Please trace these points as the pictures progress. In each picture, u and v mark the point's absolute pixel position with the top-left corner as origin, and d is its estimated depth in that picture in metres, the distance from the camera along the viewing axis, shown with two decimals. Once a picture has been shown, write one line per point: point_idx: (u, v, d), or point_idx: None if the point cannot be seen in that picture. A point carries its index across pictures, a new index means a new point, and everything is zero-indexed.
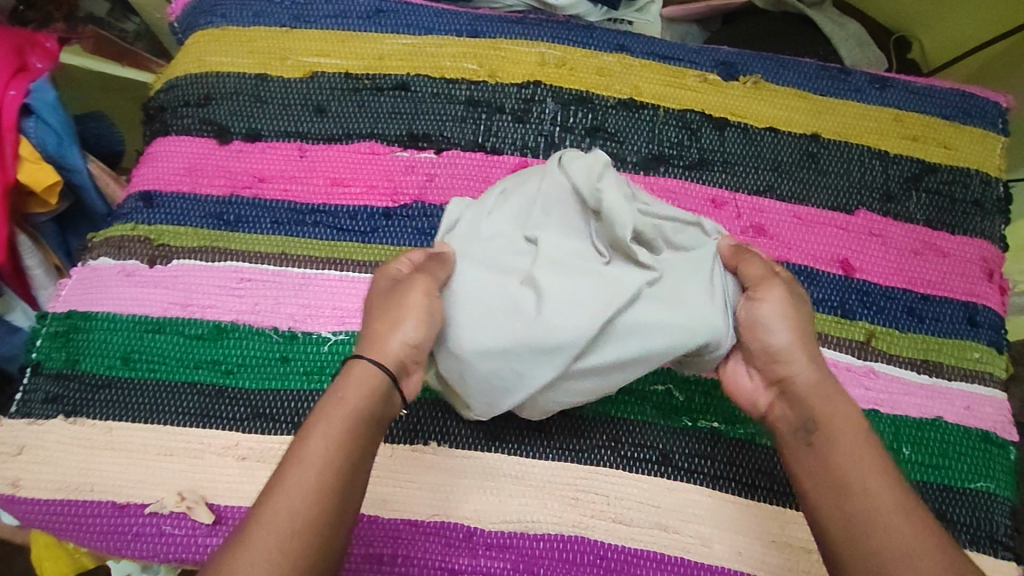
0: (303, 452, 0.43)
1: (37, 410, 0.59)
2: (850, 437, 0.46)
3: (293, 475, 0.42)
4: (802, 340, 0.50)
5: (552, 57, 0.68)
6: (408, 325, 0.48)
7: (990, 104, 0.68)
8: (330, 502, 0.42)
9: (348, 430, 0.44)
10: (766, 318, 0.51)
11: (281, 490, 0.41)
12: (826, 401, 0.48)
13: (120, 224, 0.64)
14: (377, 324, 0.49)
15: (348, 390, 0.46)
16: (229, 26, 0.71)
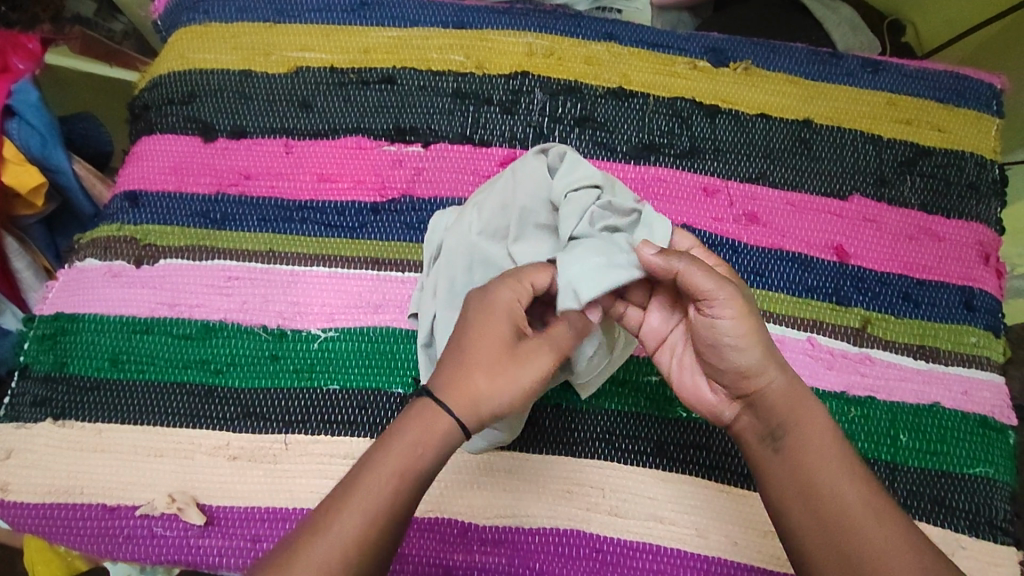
0: (356, 494, 0.41)
1: (25, 414, 0.58)
2: (815, 441, 0.45)
3: (344, 516, 0.40)
4: (770, 353, 0.47)
5: (540, 47, 0.67)
6: (500, 391, 0.44)
7: (984, 86, 0.67)
8: (377, 548, 0.40)
9: (406, 479, 0.42)
10: (728, 334, 0.46)
11: (329, 530, 0.40)
12: (795, 410, 0.46)
13: (106, 224, 0.64)
14: (467, 373, 0.44)
15: (416, 437, 0.42)
16: (212, 23, 0.70)
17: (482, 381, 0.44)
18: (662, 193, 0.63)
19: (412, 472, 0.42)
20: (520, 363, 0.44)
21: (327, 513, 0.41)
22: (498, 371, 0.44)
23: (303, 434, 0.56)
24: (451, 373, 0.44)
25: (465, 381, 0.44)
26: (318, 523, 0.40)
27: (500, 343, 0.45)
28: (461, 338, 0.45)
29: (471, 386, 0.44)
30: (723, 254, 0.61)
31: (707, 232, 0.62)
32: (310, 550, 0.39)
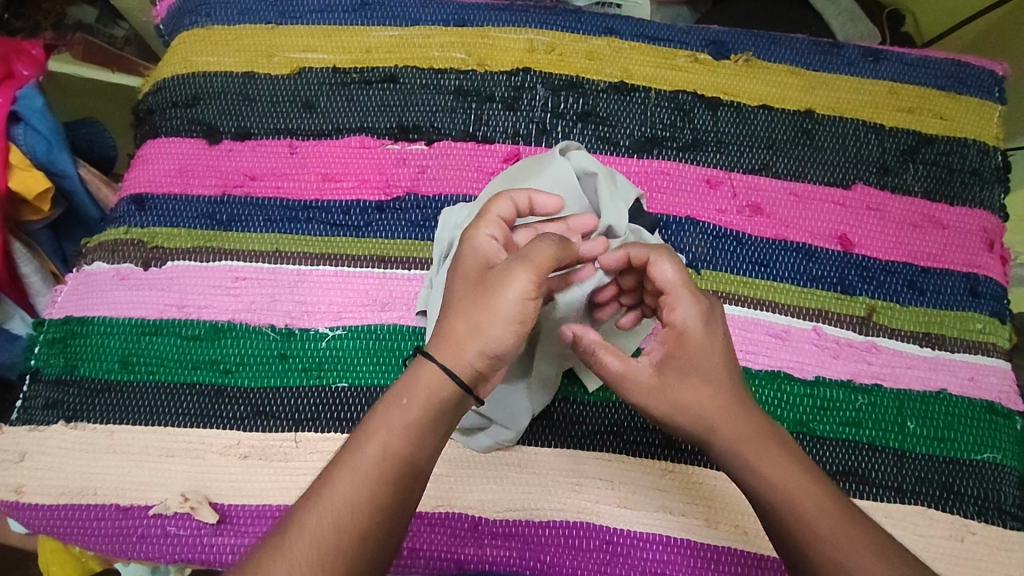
0: (348, 459, 0.41)
1: (37, 416, 0.59)
2: (781, 475, 0.43)
3: (336, 481, 0.40)
4: (683, 404, 0.45)
5: (540, 44, 0.67)
6: (477, 327, 0.43)
7: (985, 73, 0.67)
8: (374, 510, 0.40)
9: (398, 436, 0.41)
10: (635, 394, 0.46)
11: (323, 496, 0.40)
12: (747, 452, 0.44)
13: (113, 228, 0.64)
14: (447, 320, 0.44)
15: (404, 395, 0.42)
16: (214, 26, 0.70)
17: (461, 325, 0.43)
18: (666, 186, 0.63)
19: (403, 429, 0.41)
20: (487, 292, 0.43)
21: (322, 481, 0.41)
22: (474, 306, 0.43)
23: (313, 432, 0.56)
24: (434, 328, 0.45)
25: (445, 331, 0.44)
26: (313, 492, 0.41)
27: (474, 284, 0.45)
28: (446, 291, 0.46)
29: (450, 329, 0.44)
30: (728, 245, 0.62)
31: (712, 224, 0.62)
32: (307, 516, 0.39)
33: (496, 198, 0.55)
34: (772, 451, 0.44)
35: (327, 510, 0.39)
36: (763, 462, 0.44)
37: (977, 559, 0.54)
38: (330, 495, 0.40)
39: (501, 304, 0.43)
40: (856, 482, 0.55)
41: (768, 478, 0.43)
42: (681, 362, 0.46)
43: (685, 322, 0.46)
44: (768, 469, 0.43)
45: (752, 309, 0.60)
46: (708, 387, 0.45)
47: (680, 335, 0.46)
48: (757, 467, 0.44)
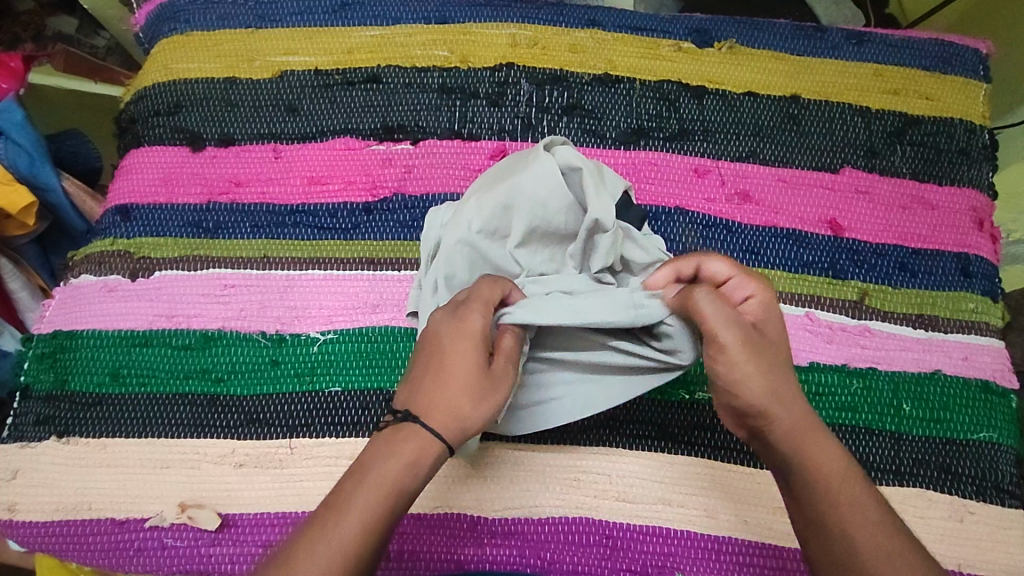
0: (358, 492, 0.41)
1: (29, 433, 0.58)
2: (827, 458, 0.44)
3: (347, 514, 0.40)
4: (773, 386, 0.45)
5: (523, 38, 0.67)
6: (477, 409, 0.44)
7: (970, 51, 0.67)
8: (388, 529, 0.41)
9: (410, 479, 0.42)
10: (736, 375, 0.45)
11: (331, 528, 0.40)
12: (805, 443, 0.44)
13: (99, 240, 0.64)
14: (448, 391, 0.44)
15: (417, 437, 0.43)
16: (194, 32, 0.69)
17: (465, 401, 0.44)
18: (654, 177, 0.63)
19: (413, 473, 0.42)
20: (494, 381, 0.45)
21: (349, 487, 0.41)
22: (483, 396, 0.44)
23: (307, 438, 0.56)
24: (429, 390, 0.44)
25: (450, 397, 0.44)
26: (339, 498, 0.41)
27: (475, 363, 0.45)
28: (439, 349, 0.46)
29: (454, 404, 0.44)
30: (718, 234, 0.61)
31: (701, 214, 0.62)
32: (345, 504, 0.41)
33: (484, 196, 0.54)
34: (827, 442, 0.45)
35: (350, 523, 0.40)
36: (817, 449, 0.44)
37: (977, 538, 0.54)
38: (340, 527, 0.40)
39: (499, 396, 0.45)
40: None
41: (820, 461, 0.44)
42: (766, 335, 0.46)
43: (750, 303, 0.48)
44: (822, 457, 0.44)
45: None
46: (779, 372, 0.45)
47: (753, 311, 0.48)
48: (812, 453, 0.44)
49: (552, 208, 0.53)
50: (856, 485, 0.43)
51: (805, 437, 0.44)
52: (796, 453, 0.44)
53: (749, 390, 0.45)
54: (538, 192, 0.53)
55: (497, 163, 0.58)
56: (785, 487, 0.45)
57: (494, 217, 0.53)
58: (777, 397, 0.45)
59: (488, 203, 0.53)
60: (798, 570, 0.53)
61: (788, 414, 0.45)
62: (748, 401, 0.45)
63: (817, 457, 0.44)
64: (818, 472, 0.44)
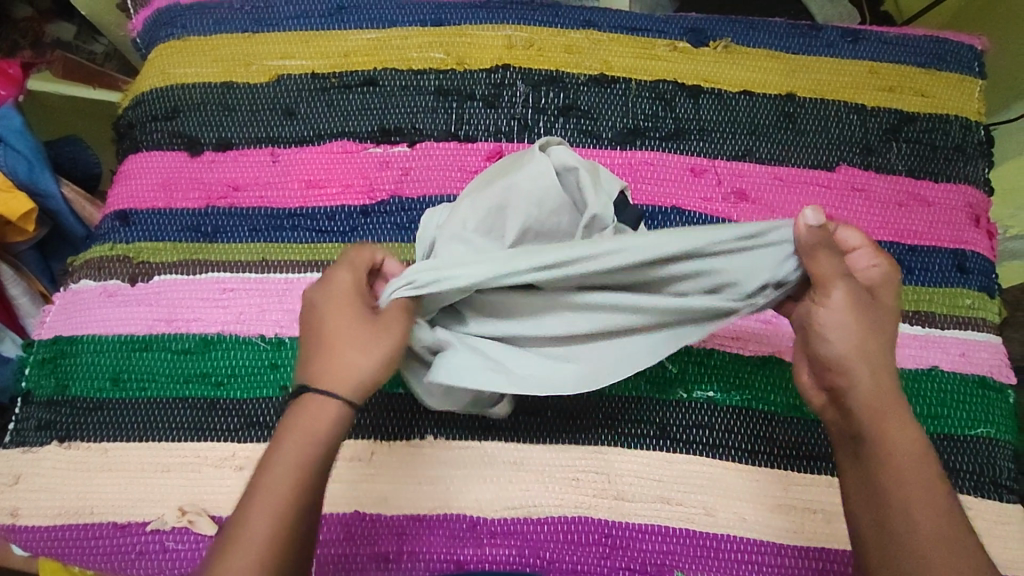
0: (260, 498, 0.40)
1: (30, 438, 0.59)
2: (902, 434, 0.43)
3: (251, 521, 0.39)
4: (862, 347, 0.45)
5: (519, 40, 0.67)
6: (371, 362, 0.44)
7: (965, 48, 0.67)
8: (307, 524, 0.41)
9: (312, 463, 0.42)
10: (822, 325, 0.46)
11: (241, 539, 0.39)
12: (880, 413, 0.44)
13: (99, 245, 0.64)
14: (343, 350, 0.44)
15: (310, 420, 0.43)
16: (191, 37, 0.70)
17: (356, 355, 0.44)
18: (650, 176, 0.63)
19: (316, 456, 0.42)
20: (384, 330, 0.45)
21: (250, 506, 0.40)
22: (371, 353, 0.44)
23: None
24: (322, 359, 0.44)
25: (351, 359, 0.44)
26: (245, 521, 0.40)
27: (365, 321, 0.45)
28: (318, 325, 0.46)
29: (350, 360, 0.44)
30: None
31: (697, 213, 0.62)
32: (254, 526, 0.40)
33: (479, 196, 0.53)
34: (903, 419, 0.44)
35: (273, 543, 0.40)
36: (893, 425, 0.44)
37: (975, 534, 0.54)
38: (247, 539, 0.39)
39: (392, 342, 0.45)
40: None
41: (890, 438, 0.43)
42: (880, 300, 0.48)
43: (873, 271, 0.49)
44: (894, 432, 0.44)
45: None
46: (873, 341, 0.46)
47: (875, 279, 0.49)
48: (886, 423, 0.44)
49: (548, 207, 0.53)
50: (925, 469, 0.43)
51: (880, 406, 0.44)
52: (869, 425, 0.44)
53: (826, 346, 0.46)
54: (535, 190, 0.53)
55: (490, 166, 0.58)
56: (852, 449, 0.45)
57: (490, 217, 0.53)
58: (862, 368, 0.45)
59: (483, 202, 0.53)
60: (796, 567, 0.53)
61: (867, 381, 0.45)
62: (832, 355, 0.45)
63: (890, 436, 0.43)
64: (891, 445, 0.43)
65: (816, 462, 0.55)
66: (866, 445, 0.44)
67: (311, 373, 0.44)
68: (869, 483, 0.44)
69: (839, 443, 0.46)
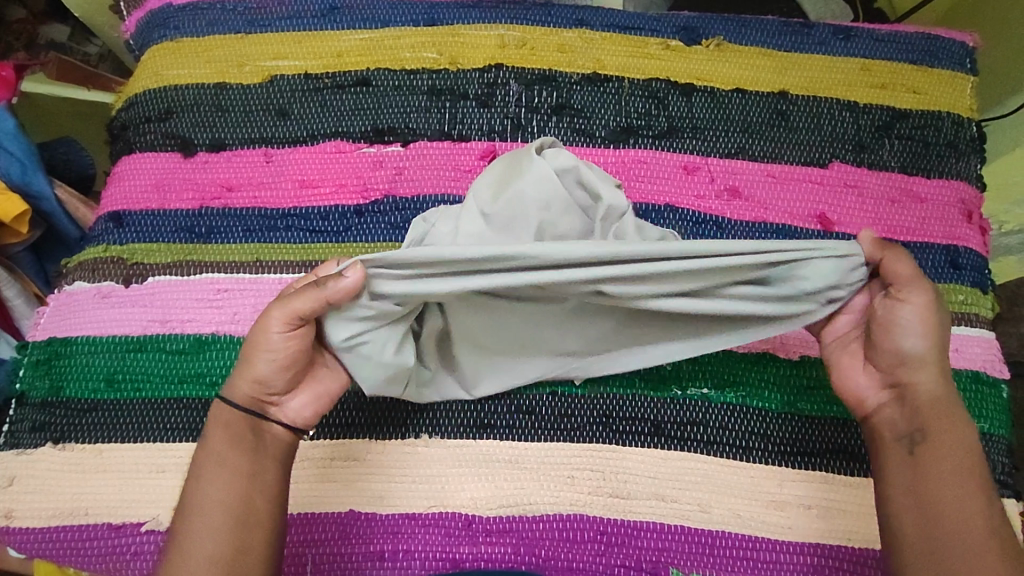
0: (197, 512, 0.47)
1: (25, 440, 0.59)
2: (955, 440, 0.47)
3: (196, 532, 0.46)
4: (937, 351, 0.48)
5: (511, 39, 0.67)
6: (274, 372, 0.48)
7: (957, 44, 0.67)
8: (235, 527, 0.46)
9: (238, 468, 0.48)
10: (906, 321, 0.47)
11: (187, 551, 0.46)
12: (939, 419, 0.47)
13: (92, 246, 0.64)
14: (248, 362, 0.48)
15: (226, 428, 0.49)
16: (184, 38, 0.70)
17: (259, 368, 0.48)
18: (644, 175, 0.63)
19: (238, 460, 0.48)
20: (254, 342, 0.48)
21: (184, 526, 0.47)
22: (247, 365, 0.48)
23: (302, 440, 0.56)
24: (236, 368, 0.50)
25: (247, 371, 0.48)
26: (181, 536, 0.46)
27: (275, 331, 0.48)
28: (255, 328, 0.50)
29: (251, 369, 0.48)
30: (708, 230, 0.62)
31: (691, 210, 0.62)
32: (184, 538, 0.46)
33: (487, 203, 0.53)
34: (965, 428, 0.47)
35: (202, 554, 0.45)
36: (948, 431, 0.47)
37: None
38: (197, 547, 0.46)
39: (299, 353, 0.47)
40: (846, 460, 0.55)
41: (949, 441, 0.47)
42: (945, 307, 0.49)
43: None
44: (951, 441, 0.47)
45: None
46: (946, 350, 0.48)
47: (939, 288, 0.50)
48: (947, 431, 0.47)
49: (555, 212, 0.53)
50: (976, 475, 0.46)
51: (941, 413, 0.47)
52: (928, 427, 0.47)
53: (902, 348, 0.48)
54: (542, 195, 0.53)
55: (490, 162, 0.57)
56: (904, 444, 0.48)
57: (501, 225, 0.53)
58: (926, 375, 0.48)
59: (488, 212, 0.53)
60: (791, 563, 0.53)
61: (936, 388, 0.48)
62: (906, 353, 0.48)
63: (948, 441, 0.47)
64: (948, 453, 0.47)
65: (811, 458, 0.55)
66: (924, 445, 0.47)
67: (227, 383, 0.50)
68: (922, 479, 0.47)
69: (886, 434, 0.49)
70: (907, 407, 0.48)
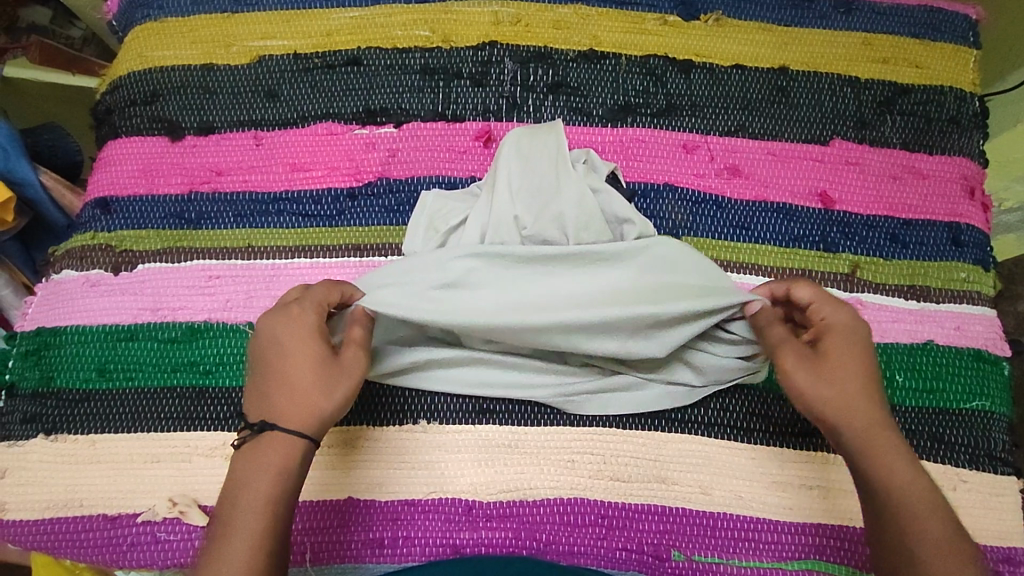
0: (240, 510, 0.43)
1: (16, 432, 0.58)
2: (894, 472, 0.45)
3: (237, 526, 0.42)
4: (843, 393, 0.46)
5: (506, 16, 0.65)
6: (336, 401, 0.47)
7: (959, 17, 0.66)
8: (278, 536, 0.43)
9: (283, 461, 0.45)
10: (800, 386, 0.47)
11: (225, 543, 0.42)
12: (873, 456, 0.45)
13: (80, 234, 0.62)
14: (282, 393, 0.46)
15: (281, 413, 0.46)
16: (168, 18, 0.68)
17: (308, 385, 0.46)
18: (642, 154, 0.62)
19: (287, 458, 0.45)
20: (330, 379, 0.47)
21: (223, 522, 0.43)
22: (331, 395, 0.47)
23: None
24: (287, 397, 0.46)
25: (294, 397, 0.46)
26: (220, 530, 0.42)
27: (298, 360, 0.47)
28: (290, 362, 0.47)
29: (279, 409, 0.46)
30: (707, 210, 0.61)
31: (691, 189, 0.61)
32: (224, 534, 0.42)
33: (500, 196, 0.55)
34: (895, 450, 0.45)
35: (237, 549, 0.41)
36: (886, 463, 0.45)
37: (970, 506, 0.54)
38: (238, 528, 0.42)
39: (347, 378, 0.47)
40: None
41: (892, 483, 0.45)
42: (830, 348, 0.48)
43: (830, 320, 0.49)
44: (896, 476, 0.45)
45: (735, 274, 0.59)
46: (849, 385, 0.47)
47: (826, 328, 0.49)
48: (882, 466, 0.45)
49: (592, 231, 0.55)
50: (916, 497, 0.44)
51: (877, 449, 0.45)
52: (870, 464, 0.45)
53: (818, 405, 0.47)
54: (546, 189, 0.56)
55: (511, 137, 0.58)
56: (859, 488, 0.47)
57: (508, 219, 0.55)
58: (850, 408, 0.46)
59: (516, 211, 0.55)
60: (793, 543, 0.53)
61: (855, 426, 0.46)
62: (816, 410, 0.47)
63: (897, 468, 0.45)
64: (893, 487, 0.45)
65: (813, 439, 0.55)
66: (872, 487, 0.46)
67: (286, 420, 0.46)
68: (885, 518, 0.44)
69: None
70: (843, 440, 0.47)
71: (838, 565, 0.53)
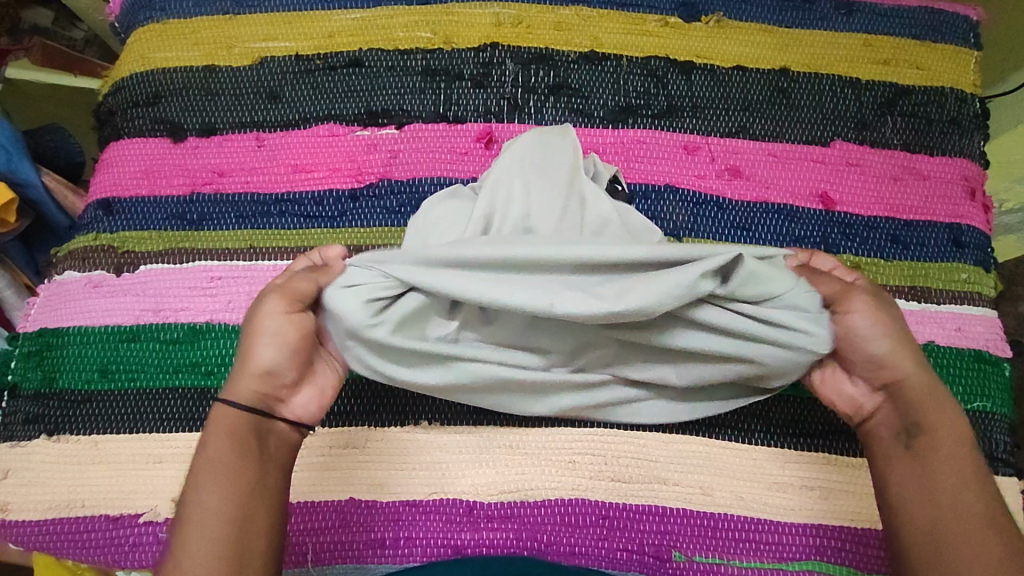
0: (205, 474, 0.44)
1: (19, 432, 0.58)
2: (945, 426, 0.45)
3: (202, 490, 0.43)
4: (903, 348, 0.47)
5: (507, 17, 0.66)
6: (254, 355, 0.46)
7: (960, 19, 0.66)
8: (245, 499, 0.43)
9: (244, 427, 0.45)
10: (860, 331, 0.46)
11: (194, 506, 0.43)
12: (927, 408, 0.46)
13: (82, 235, 0.63)
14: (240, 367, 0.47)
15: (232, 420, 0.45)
16: (170, 20, 0.68)
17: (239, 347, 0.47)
18: (643, 155, 0.62)
19: (243, 463, 0.44)
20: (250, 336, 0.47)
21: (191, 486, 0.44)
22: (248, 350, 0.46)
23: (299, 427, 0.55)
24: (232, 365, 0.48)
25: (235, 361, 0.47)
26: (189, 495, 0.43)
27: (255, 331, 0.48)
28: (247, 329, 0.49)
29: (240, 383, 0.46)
30: (708, 211, 0.61)
31: (692, 191, 0.61)
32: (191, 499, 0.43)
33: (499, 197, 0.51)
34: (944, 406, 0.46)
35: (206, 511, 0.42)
36: (938, 417, 0.46)
37: None
38: (204, 491, 0.43)
39: (257, 331, 0.46)
40: (848, 440, 0.55)
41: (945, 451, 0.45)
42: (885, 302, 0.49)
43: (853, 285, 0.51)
44: (941, 430, 0.45)
45: None
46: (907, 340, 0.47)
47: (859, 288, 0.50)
48: (936, 418, 0.46)
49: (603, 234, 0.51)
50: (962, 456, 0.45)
51: (932, 403, 0.46)
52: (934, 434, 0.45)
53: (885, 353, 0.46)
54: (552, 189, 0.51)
55: (513, 140, 0.55)
56: (903, 440, 0.46)
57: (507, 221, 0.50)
58: (910, 361, 0.46)
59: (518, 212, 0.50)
60: (794, 544, 0.53)
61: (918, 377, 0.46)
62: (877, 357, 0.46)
63: (944, 424, 0.45)
64: (942, 441, 0.45)
65: (814, 440, 0.55)
66: (921, 438, 0.46)
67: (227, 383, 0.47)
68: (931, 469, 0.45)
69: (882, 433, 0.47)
70: (901, 404, 0.46)
71: (838, 567, 0.53)
